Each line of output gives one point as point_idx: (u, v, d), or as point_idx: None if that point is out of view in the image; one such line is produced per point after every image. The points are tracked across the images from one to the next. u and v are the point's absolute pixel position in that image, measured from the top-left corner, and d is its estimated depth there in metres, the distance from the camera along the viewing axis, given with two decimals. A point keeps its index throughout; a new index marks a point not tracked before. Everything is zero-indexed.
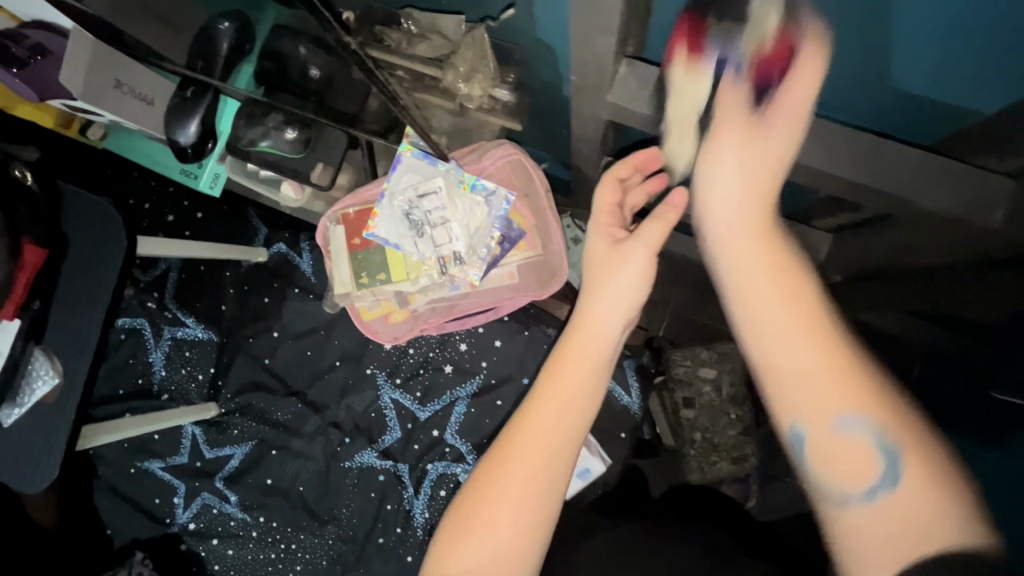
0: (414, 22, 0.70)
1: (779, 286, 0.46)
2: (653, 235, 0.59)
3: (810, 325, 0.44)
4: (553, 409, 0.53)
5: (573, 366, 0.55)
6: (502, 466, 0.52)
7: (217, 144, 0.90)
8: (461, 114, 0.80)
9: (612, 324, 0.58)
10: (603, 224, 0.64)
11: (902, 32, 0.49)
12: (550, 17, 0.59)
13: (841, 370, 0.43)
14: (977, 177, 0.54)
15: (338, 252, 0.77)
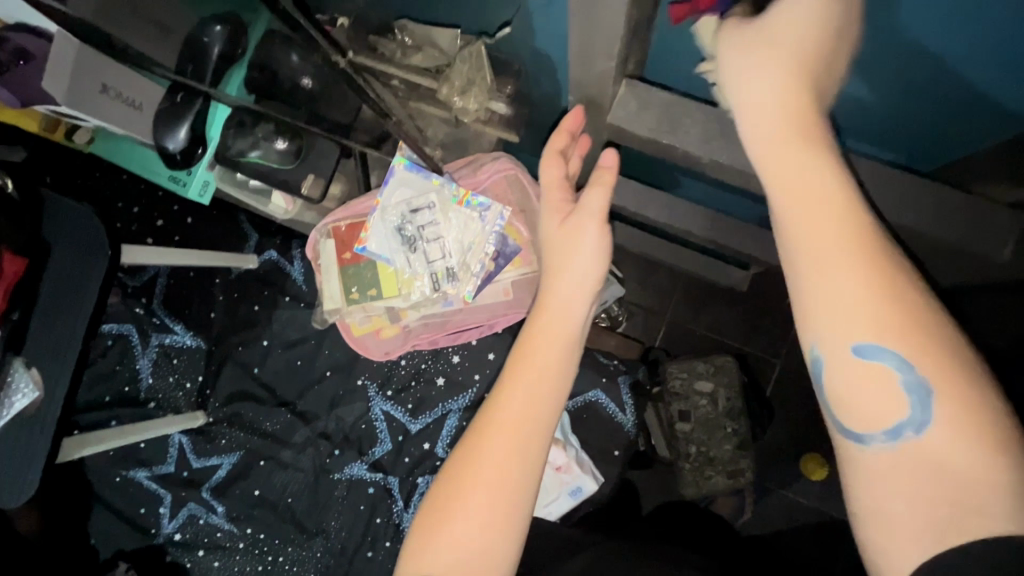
0: (408, 33, 0.67)
1: (822, 196, 0.41)
2: (596, 203, 0.57)
3: (852, 242, 0.40)
4: (525, 395, 0.51)
5: (544, 350, 0.54)
6: (474, 450, 0.50)
7: (207, 151, 0.87)
8: (457, 126, 0.78)
9: (580, 299, 0.56)
10: (552, 202, 0.61)
11: (914, 64, 0.48)
12: (550, 32, 0.57)
13: (881, 295, 0.39)
14: (985, 208, 0.53)
15: (328, 266, 0.75)
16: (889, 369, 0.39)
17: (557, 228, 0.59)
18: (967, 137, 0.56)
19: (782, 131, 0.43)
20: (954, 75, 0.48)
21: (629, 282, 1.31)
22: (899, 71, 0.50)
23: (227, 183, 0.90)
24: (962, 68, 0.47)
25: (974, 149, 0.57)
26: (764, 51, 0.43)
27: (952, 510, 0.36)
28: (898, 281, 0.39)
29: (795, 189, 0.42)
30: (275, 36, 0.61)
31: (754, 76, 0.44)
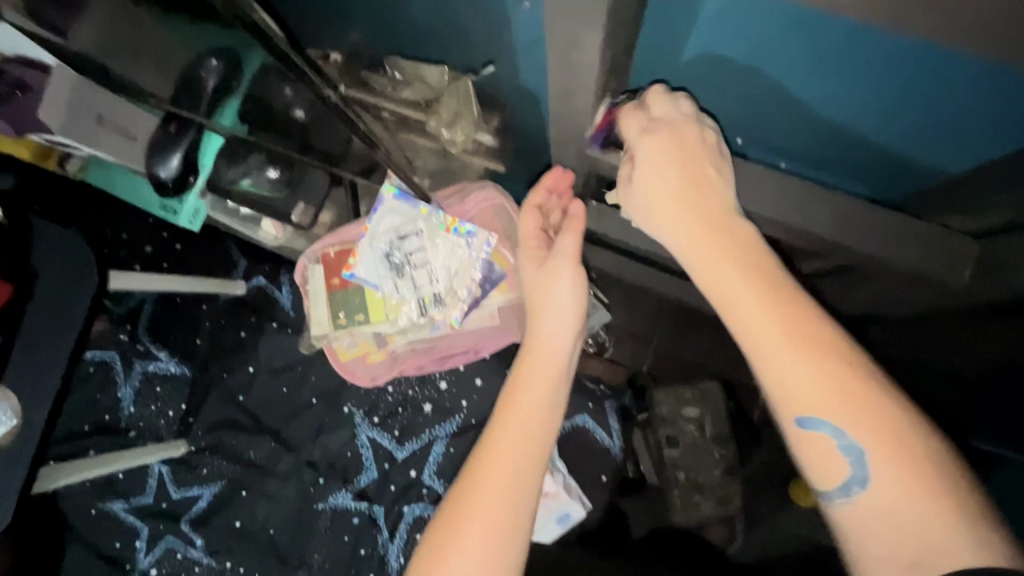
0: (398, 69, 0.70)
1: (749, 287, 0.46)
2: (568, 246, 0.61)
3: (787, 326, 0.44)
4: (514, 439, 0.53)
5: (532, 387, 0.56)
6: (468, 492, 0.51)
7: (200, 179, 0.88)
8: (445, 156, 0.80)
9: (563, 340, 0.59)
10: (528, 249, 0.65)
11: (872, 101, 0.50)
12: (532, 70, 0.60)
13: (819, 368, 0.43)
14: (941, 236, 0.55)
15: (316, 291, 0.76)
16: (836, 436, 0.43)
17: (535, 271, 0.63)
18: (928, 167, 0.57)
19: (700, 229, 0.50)
20: (897, 118, 0.52)
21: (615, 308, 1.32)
22: (848, 113, 0.53)
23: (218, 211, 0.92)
24: (908, 103, 0.49)
25: (933, 181, 0.59)
26: (665, 170, 0.53)
27: (916, 551, 0.39)
28: (828, 351, 0.43)
29: (729, 280, 0.47)
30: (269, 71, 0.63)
31: (657, 188, 0.53)
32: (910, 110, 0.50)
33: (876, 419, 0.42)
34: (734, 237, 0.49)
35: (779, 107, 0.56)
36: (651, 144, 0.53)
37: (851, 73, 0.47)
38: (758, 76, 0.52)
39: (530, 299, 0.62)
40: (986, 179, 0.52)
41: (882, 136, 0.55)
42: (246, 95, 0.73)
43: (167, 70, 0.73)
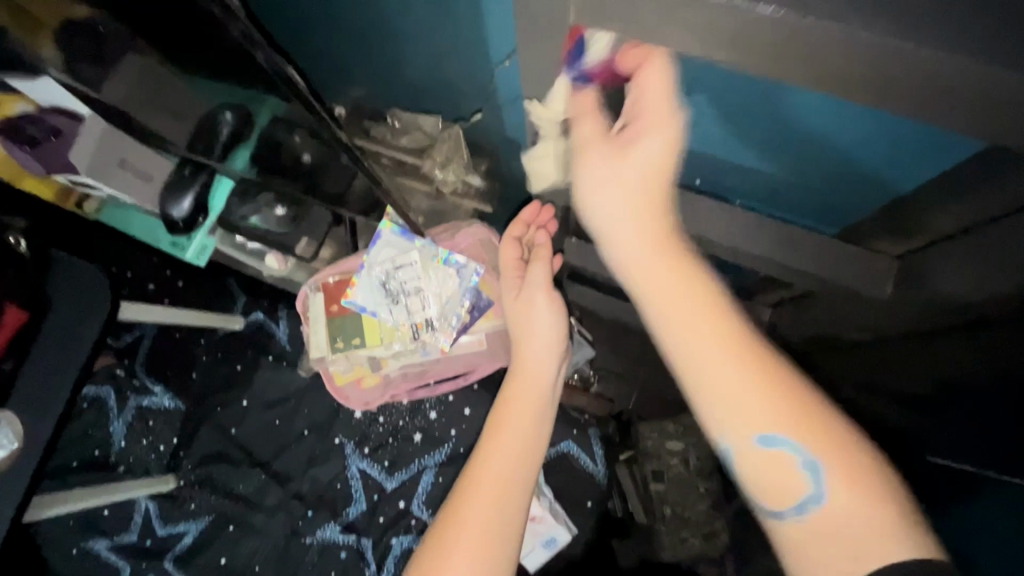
0: (397, 118, 0.79)
1: (694, 305, 0.47)
2: (538, 273, 0.68)
3: (730, 345, 0.45)
4: (505, 453, 0.57)
5: (519, 409, 0.60)
6: (463, 502, 0.54)
7: (207, 220, 0.95)
8: (438, 198, 0.88)
9: (547, 362, 0.65)
10: (508, 277, 0.73)
11: (801, 148, 0.59)
12: (514, 120, 0.69)
13: (754, 384, 0.45)
14: (867, 258, 0.64)
15: (316, 318, 0.81)
16: (761, 445, 0.45)
17: (518, 302, 0.69)
18: (848, 209, 0.66)
19: (644, 234, 0.49)
20: (817, 163, 0.60)
21: (601, 346, 1.37)
22: (778, 159, 0.63)
23: (227, 244, 0.99)
24: (830, 152, 0.57)
25: (853, 221, 0.68)
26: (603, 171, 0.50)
27: (857, 548, 0.41)
28: (761, 367, 0.45)
29: (675, 295, 0.47)
30: (279, 122, 0.70)
31: (603, 197, 0.50)
32: (822, 152, 0.58)
33: (810, 429, 0.44)
34: (683, 257, 0.49)
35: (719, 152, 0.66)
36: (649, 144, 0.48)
37: (772, 128, 0.57)
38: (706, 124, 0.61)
39: (516, 330, 0.69)
40: (884, 221, 0.61)
41: (809, 178, 0.64)
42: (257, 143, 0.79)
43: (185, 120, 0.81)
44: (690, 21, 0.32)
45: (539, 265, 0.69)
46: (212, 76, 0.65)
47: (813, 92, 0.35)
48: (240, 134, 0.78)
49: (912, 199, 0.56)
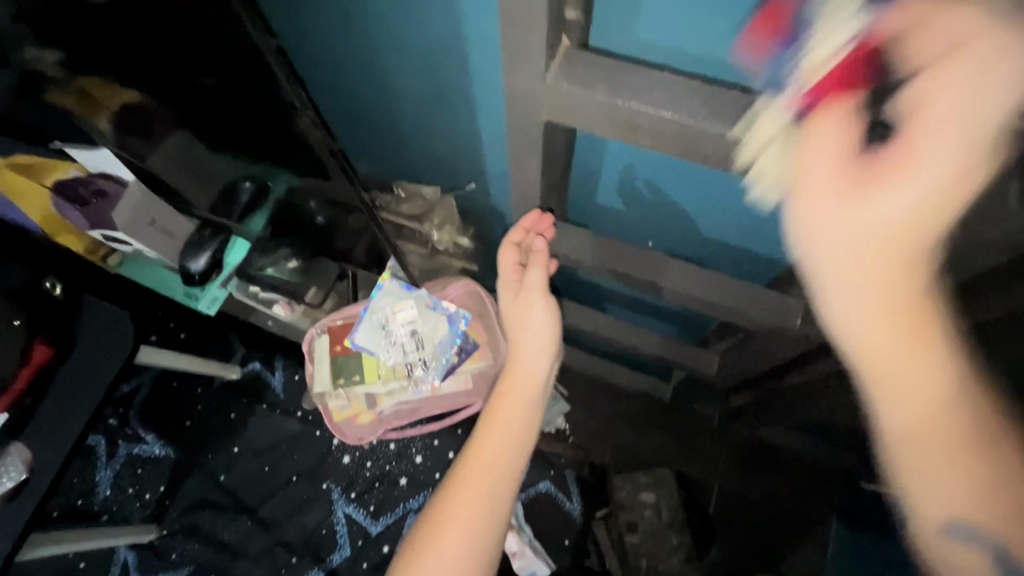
0: (403, 189, 0.93)
1: (907, 368, 0.39)
2: (536, 279, 0.74)
3: (942, 412, 0.39)
4: (496, 443, 0.67)
5: (510, 402, 0.70)
6: (457, 481, 0.64)
7: (221, 274, 1.06)
8: (431, 256, 1.01)
9: (538, 362, 0.73)
10: (507, 281, 0.79)
11: (714, 212, 0.73)
12: (499, 192, 0.85)
13: (969, 463, 0.39)
14: (783, 301, 0.79)
15: (321, 357, 0.91)
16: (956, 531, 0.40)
17: (517, 304, 0.77)
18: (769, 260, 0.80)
19: (880, 242, 0.36)
20: (732, 222, 0.74)
21: (575, 402, 1.46)
22: (706, 226, 0.78)
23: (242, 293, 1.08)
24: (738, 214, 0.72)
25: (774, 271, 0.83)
26: (828, 177, 0.37)
27: None
28: (964, 448, 0.39)
29: (889, 353, 0.39)
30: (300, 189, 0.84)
31: (824, 217, 0.38)
32: (735, 215, 0.72)
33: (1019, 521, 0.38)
34: (920, 302, 0.38)
35: (671, 214, 0.77)
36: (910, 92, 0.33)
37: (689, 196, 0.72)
38: (642, 196, 0.75)
39: (512, 328, 0.77)
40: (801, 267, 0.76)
41: (742, 242, 0.78)
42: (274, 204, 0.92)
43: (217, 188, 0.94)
44: (618, 118, 0.48)
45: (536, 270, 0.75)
46: (241, 155, 0.80)
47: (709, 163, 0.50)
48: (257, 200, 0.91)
49: None
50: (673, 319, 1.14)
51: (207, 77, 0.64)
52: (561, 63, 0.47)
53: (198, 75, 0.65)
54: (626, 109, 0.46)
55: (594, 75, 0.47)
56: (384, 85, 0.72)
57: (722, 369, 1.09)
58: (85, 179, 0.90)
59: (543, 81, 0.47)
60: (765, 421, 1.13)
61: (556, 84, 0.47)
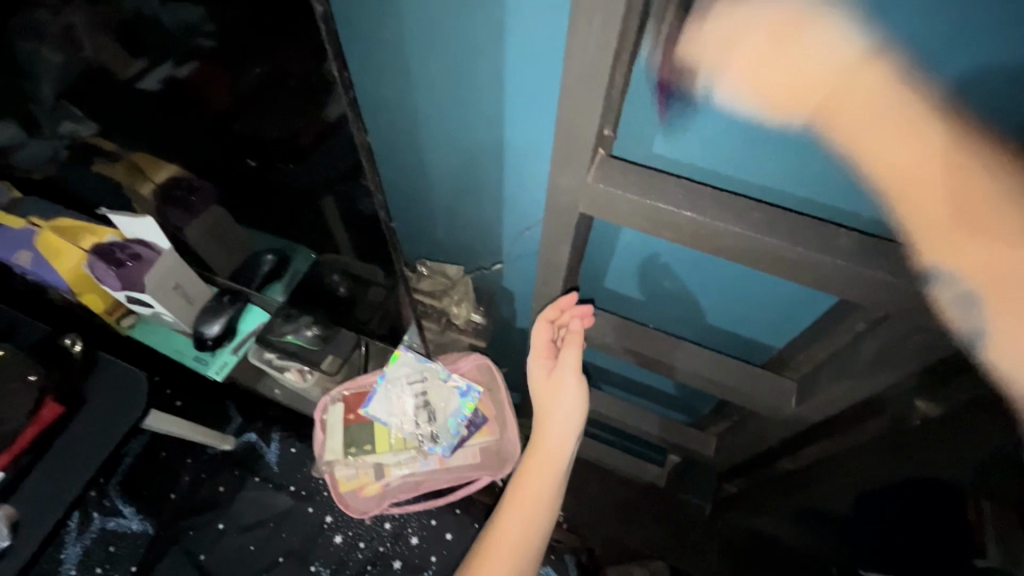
0: (426, 267, 1.01)
1: (919, 165, 0.40)
2: (570, 358, 0.78)
3: (943, 180, 0.39)
4: (518, 525, 0.72)
5: (530, 482, 0.75)
6: (481, 560, 0.70)
7: (234, 339, 1.08)
8: (442, 332, 1.06)
9: (564, 441, 0.78)
10: (539, 356, 0.82)
11: (715, 294, 0.83)
12: (520, 272, 0.93)
13: (989, 213, 0.38)
14: (775, 379, 0.85)
15: (334, 424, 0.95)
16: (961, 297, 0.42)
17: (546, 380, 0.81)
18: (762, 341, 0.90)
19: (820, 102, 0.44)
20: (729, 301, 0.84)
21: (568, 489, 1.44)
22: (707, 307, 0.87)
23: (254, 358, 1.08)
24: (736, 296, 0.82)
25: (769, 352, 0.91)
26: (749, 54, 0.44)
27: None
28: (983, 221, 0.38)
29: (898, 154, 0.41)
30: (328, 262, 0.88)
31: (765, 73, 0.44)
32: (737, 297, 0.82)
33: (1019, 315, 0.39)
34: (896, 97, 0.41)
35: (676, 296, 0.87)
36: (757, 3, 0.42)
37: (692, 281, 0.82)
38: (652, 279, 0.85)
39: (540, 398, 0.82)
40: (793, 347, 0.85)
41: (736, 323, 0.88)
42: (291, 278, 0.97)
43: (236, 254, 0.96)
44: (646, 214, 0.57)
45: (572, 345, 0.79)
46: (273, 229, 0.86)
47: (721, 255, 0.59)
48: (278, 271, 0.97)
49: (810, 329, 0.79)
50: (669, 403, 1.19)
51: (251, 158, 0.70)
52: (599, 167, 0.57)
53: (245, 156, 0.70)
54: (655, 206, 0.56)
55: (628, 181, 0.57)
56: (430, 172, 0.83)
57: (717, 454, 1.12)
58: (122, 244, 0.93)
59: (586, 181, 0.57)
60: (759, 509, 1.14)
61: (595, 182, 0.57)
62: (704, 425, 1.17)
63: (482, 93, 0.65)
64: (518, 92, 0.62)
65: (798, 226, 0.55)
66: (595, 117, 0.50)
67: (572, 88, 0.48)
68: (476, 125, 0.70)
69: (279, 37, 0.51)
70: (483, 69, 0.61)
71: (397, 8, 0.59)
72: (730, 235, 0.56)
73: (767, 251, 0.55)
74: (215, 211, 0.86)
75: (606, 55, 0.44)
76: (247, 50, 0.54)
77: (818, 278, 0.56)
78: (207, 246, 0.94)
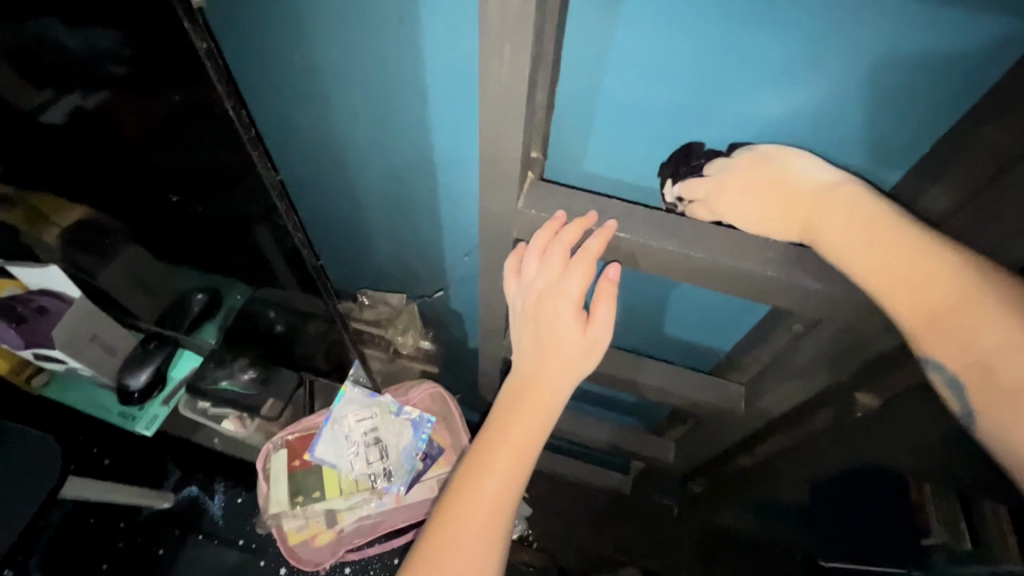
0: (367, 296, 0.98)
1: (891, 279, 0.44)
2: (604, 314, 0.56)
3: (951, 294, 0.41)
4: (496, 478, 0.58)
5: (493, 482, 0.58)
6: (452, 522, 0.57)
7: (164, 389, 1.02)
8: (390, 361, 1.05)
9: (565, 393, 0.58)
10: (566, 281, 0.54)
11: (658, 304, 0.84)
12: (464, 296, 0.91)
13: (966, 322, 0.41)
14: (723, 384, 0.86)
15: (278, 473, 0.90)
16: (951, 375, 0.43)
17: (579, 346, 0.56)
18: (707, 348, 0.91)
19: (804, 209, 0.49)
20: (673, 311, 0.84)
21: (536, 505, 1.41)
22: (653, 317, 0.87)
23: (186, 408, 1.03)
24: (679, 307, 0.83)
25: (716, 357, 0.92)
26: (733, 178, 0.51)
27: None
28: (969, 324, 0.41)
29: (878, 264, 0.44)
30: (260, 298, 0.82)
31: (757, 208, 0.51)
32: (680, 308, 0.83)
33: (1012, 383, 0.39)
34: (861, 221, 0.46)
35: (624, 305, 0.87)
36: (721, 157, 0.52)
37: (634, 293, 0.82)
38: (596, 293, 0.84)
39: (540, 358, 0.58)
40: (736, 351, 0.86)
41: (681, 333, 0.89)
42: (223, 317, 0.89)
43: (161, 295, 0.86)
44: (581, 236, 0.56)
45: (604, 303, 0.56)
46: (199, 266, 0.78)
47: (658, 271, 0.58)
48: (210, 311, 0.88)
49: (753, 334, 0.80)
50: (627, 410, 1.19)
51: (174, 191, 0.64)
52: (528, 191, 0.57)
53: (165, 192, 0.64)
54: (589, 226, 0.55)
55: (557, 205, 0.56)
56: (359, 199, 0.79)
57: (677, 457, 1.12)
58: (24, 296, 0.82)
59: (516, 208, 0.56)
60: (720, 508, 1.16)
61: (526, 207, 0.56)
62: (662, 431, 1.18)
63: (404, 114, 0.62)
64: (442, 116, 0.60)
65: (728, 236, 0.55)
66: (517, 143, 0.49)
67: (491, 116, 0.47)
68: (401, 146, 0.67)
69: (187, 63, 0.45)
70: (404, 93, 0.59)
71: (306, 33, 0.56)
72: (664, 253, 0.55)
73: (702, 265, 0.55)
74: (131, 251, 0.76)
75: (519, 82, 0.43)
76: (153, 79, 0.48)
77: (752, 289, 0.56)
78: (125, 292, 0.84)
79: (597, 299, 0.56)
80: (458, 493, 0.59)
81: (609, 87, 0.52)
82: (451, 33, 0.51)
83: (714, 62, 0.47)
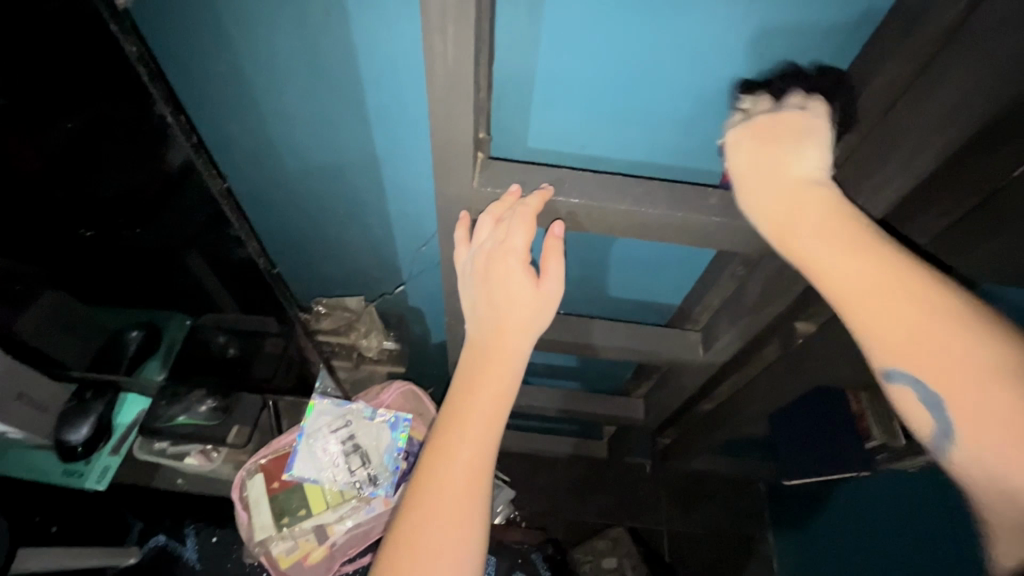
0: (323, 304, 0.97)
1: (844, 272, 0.43)
2: (554, 270, 0.57)
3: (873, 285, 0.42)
4: (468, 448, 0.55)
5: (466, 451, 0.55)
6: (426, 496, 0.54)
7: (111, 438, 0.95)
8: (356, 365, 1.04)
9: (523, 352, 0.59)
10: (514, 241, 0.56)
11: (609, 266, 0.88)
12: (422, 287, 0.90)
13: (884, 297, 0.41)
14: (681, 333, 0.91)
15: (258, 498, 0.87)
16: None
17: (532, 301, 0.57)
18: (662, 301, 0.96)
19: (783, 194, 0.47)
20: (624, 270, 0.88)
21: (518, 486, 1.44)
22: (607, 279, 0.91)
23: (146, 452, 0.98)
24: (629, 266, 0.87)
25: (670, 310, 0.98)
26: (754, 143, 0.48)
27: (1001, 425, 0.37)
28: (912, 302, 0.41)
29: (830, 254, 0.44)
30: (206, 323, 0.78)
31: (754, 177, 0.48)
32: (631, 267, 0.87)
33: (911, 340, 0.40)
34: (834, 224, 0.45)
35: (578, 273, 0.91)
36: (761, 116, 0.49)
37: (584, 258, 0.86)
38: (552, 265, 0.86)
39: (497, 319, 0.58)
40: (688, 300, 0.92)
41: (636, 290, 0.94)
42: (165, 351, 0.83)
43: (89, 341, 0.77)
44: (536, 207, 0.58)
45: (553, 260, 0.58)
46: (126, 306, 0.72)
47: (613, 231, 0.62)
48: (148, 346, 0.81)
49: (701, 281, 0.86)
50: (594, 376, 1.23)
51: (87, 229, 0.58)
52: (481, 171, 0.58)
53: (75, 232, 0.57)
54: (547, 190, 0.57)
55: (510, 179, 0.58)
56: (302, 204, 0.77)
57: (645, 413, 1.17)
58: None
59: (472, 187, 0.58)
60: (691, 455, 1.22)
61: (482, 185, 0.57)
62: (629, 391, 1.23)
63: (343, 111, 0.61)
64: (382, 109, 0.60)
65: (671, 192, 0.59)
66: (467, 125, 0.50)
67: (441, 101, 0.47)
68: (341, 144, 0.66)
69: (113, 70, 0.43)
70: (341, 90, 0.58)
71: (229, 36, 0.54)
72: (618, 213, 0.58)
73: (653, 221, 0.59)
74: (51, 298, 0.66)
75: (467, 62, 0.43)
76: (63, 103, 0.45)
77: (699, 236, 0.61)
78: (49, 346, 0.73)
79: (546, 258, 0.57)
80: (433, 468, 0.55)
81: (547, 62, 0.54)
82: (383, 22, 0.50)
83: (645, 27, 0.49)
